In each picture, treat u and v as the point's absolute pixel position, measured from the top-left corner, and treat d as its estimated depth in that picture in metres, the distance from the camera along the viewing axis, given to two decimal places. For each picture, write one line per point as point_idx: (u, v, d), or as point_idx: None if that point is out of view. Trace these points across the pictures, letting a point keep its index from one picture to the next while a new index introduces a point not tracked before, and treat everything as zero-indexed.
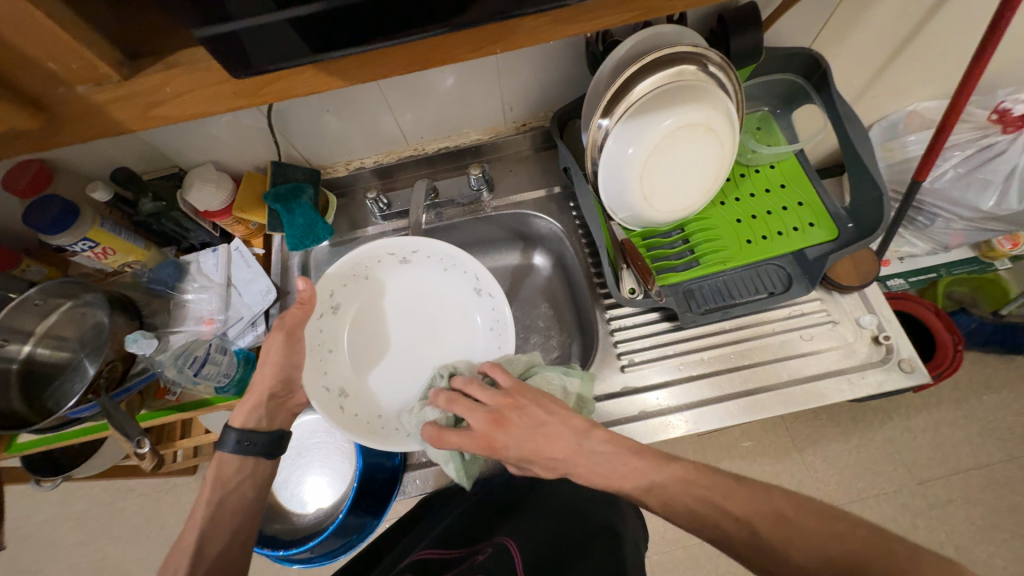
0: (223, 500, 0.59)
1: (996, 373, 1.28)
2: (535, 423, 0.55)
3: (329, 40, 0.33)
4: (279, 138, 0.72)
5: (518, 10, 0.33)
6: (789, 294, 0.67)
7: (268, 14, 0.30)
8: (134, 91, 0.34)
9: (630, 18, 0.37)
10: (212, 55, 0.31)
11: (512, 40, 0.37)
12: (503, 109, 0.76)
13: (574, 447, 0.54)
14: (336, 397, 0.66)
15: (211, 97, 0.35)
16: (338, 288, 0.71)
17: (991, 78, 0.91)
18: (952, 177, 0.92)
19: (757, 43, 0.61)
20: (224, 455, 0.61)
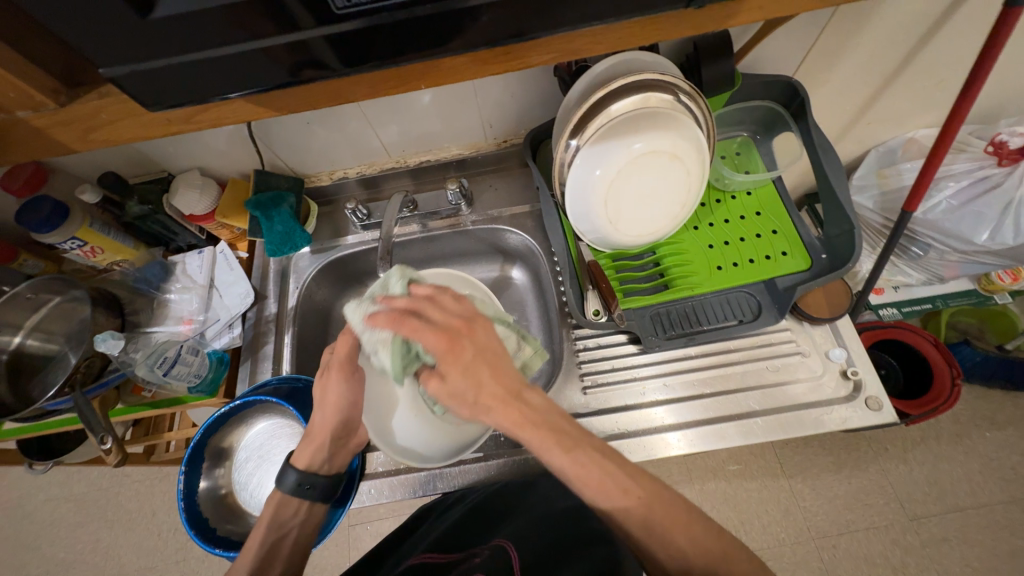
0: (276, 543, 0.60)
1: (1001, 409, 1.23)
2: (486, 355, 0.45)
3: (265, 72, 0.35)
4: (261, 147, 0.74)
5: (439, 49, 0.36)
6: (757, 323, 0.66)
7: (198, 52, 0.33)
8: (71, 117, 0.37)
9: (547, 60, 0.39)
10: (141, 90, 0.35)
11: (434, 78, 0.39)
12: (482, 126, 0.78)
13: (512, 395, 0.44)
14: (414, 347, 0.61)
15: (148, 123, 0.39)
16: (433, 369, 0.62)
17: (990, 108, 0.88)
18: (944, 208, 0.89)
19: (728, 71, 0.61)
20: (280, 496, 0.61)
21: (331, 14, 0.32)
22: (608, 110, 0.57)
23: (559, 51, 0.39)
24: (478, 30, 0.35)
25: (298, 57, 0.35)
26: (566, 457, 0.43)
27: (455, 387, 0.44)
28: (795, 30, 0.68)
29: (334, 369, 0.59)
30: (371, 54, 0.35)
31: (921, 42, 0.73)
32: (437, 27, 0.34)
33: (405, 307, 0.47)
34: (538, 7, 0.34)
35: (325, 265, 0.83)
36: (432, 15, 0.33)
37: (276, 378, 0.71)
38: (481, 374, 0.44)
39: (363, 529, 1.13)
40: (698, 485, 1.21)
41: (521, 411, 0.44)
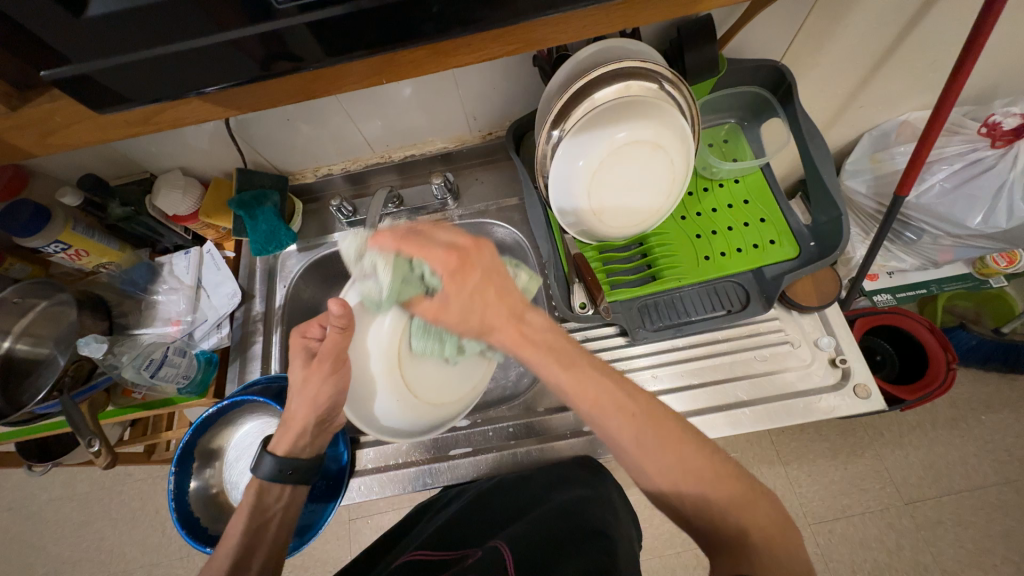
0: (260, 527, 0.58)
1: (998, 392, 1.23)
2: (497, 272, 0.51)
3: (220, 73, 0.35)
4: (242, 145, 0.73)
5: (401, 43, 0.35)
6: (745, 312, 0.66)
7: (142, 51, 0.32)
8: (26, 121, 0.37)
9: (508, 52, 0.38)
10: (92, 94, 0.34)
11: (396, 72, 0.39)
12: (466, 118, 0.76)
13: (516, 314, 0.50)
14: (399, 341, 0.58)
15: (106, 125, 0.39)
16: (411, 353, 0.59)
17: (983, 88, 0.87)
18: (937, 192, 0.88)
19: (712, 57, 0.59)
20: (261, 482, 0.60)
21: (271, 10, 0.32)
22: (590, 99, 0.56)
23: (519, 42, 0.38)
24: (437, 23, 0.34)
25: (254, 56, 0.34)
26: (563, 371, 0.47)
27: (453, 310, 0.52)
28: (782, 13, 0.66)
29: (325, 360, 0.56)
30: (323, 46, 0.34)
31: (912, 21, 0.71)
32: (388, 20, 0.33)
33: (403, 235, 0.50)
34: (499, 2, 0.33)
35: (312, 263, 0.83)
36: (379, 7, 0.32)
37: (265, 377, 0.72)
38: (485, 293, 0.51)
39: (362, 522, 1.15)
40: None
41: (522, 327, 0.50)
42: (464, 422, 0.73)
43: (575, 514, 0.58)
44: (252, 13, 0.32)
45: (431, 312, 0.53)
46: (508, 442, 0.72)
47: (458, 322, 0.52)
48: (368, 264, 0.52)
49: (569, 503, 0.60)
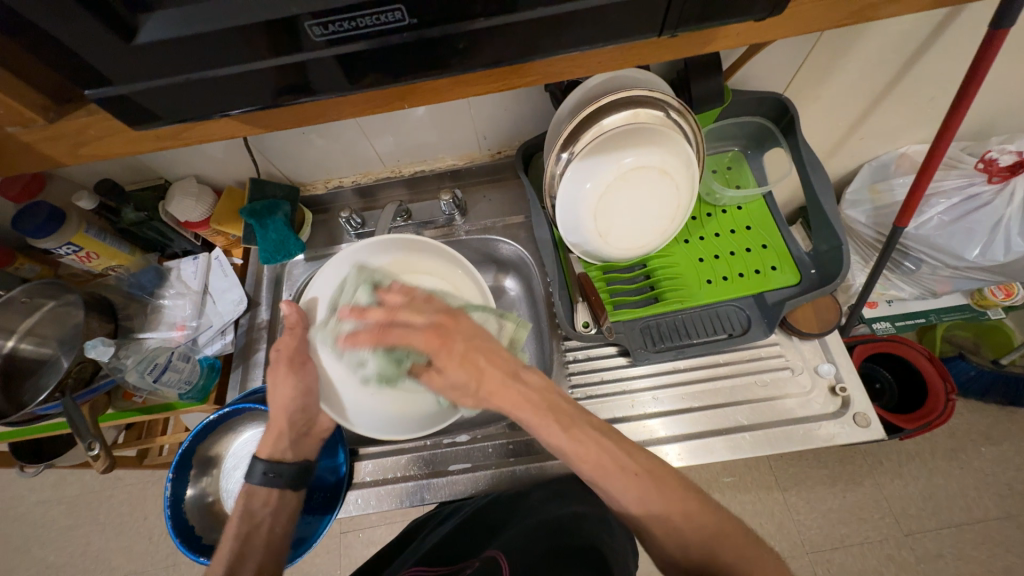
0: (249, 534, 0.61)
1: (995, 424, 1.24)
2: (471, 346, 0.55)
3: (250, 96, 0.36)
4: (257, 155, 0.75)
5: (426, 74, 0.37)
6: (747, 336, 0.67)
7: (177, 75, 0.34)
8: (61, 132, 0.38)
9: (524, 86, 0.40)
10: (127, 110, 0.36)
11: (414, 99, 0.40)
12: (475, 137, 0.78)
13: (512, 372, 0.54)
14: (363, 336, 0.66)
15: (139, 139, 0.40)
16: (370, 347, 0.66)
17: (980, 126, 0.90)
18: (935, 224, 0.88)
19: (719, 89, 0.61)
20: (251, 487, 0.63)
21: (309, 42, 0.33)
22: (598, 124, 0.58)
23: (533, 76, 0.40)
24: (458, 55, 0.35)
25: (282, 83, 0.36)
26: (565, 434, 0.52)
27: (455, 374, 0.53)
28: (785, 50, 0.69)
29: (281, 362, 0.64)
30: (349, 75, 0.36)
31: (911, 61, 0.74)
32: (415, 51, 0.34)
33: (381, 326, 0.55)
34: (516, 38, 0.35)
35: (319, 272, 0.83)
36: (405, 44, 0.34)
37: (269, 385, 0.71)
38: (476, 362, 0.54)
39: (354, 536, 1.13)
40: None
41: (518, 388, 0.53)
42: (462, 437, 0.73)
43: (566, 533, 0.57)
44: (284, 42, 0.33)
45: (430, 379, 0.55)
46: (507, 459, 0.71)
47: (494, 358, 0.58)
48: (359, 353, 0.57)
49: (566, 521, 0.59)
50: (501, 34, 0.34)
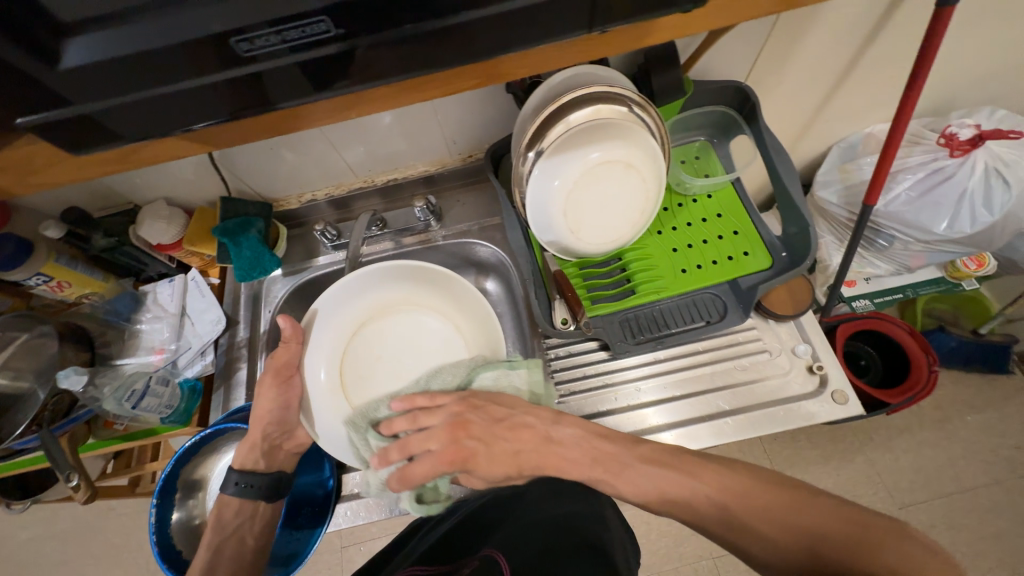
0: (221, 545, 0.64)
1: (979, 393, 1.26)
2: (495, 434, 0.61)
3: (198, 113, 0.36)
4: (225, 173, 0.75)
5: (373, 80, 0.37)
6: (724, 322, 0.68)
7: (119, 95, 0.34)
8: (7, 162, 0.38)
9: (473, 86, 0.40)
10: (72, 134, 0.35)
11: (366, 106, 0.40)
12: (445, 142, 0.79)
13: (544, 435, 0.61)
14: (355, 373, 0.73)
15: (90, 164, 0.40)
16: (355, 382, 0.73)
17: (940, 101, 0.92)
18: (904, 200, 0.90)
19: (678, 80, 0.62)
20: (224, 497, 0.66)
21: (248, 56, 0.33)
22: (565, 121, 0.58)
23: (483, 76, 0.40)
24: (401, 62, 0.36)
25: (228, 98, 0.36)
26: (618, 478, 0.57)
27: (488, 471, 0.61)
28: (742, 38, 0.70)
29: (268, 372, 0.67)
30: (296, 89, 0.36)
31: (867, 42, 0.76)
32: (358, 59, 0.35)
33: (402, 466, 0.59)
34: (458, 41, 0.35)
35: (297, 287, 0.83)
36: (346, 52, 0.34)
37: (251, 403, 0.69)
38: (504, 453, 0.61)
39: (355, 550, 1.12)
40: None
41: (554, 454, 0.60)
42: None
43: (567, 529, 0.59)
44: (226, 57, 0.33)
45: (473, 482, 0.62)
46: None
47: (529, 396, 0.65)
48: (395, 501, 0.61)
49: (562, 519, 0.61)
50: (442, 36, 0.35)
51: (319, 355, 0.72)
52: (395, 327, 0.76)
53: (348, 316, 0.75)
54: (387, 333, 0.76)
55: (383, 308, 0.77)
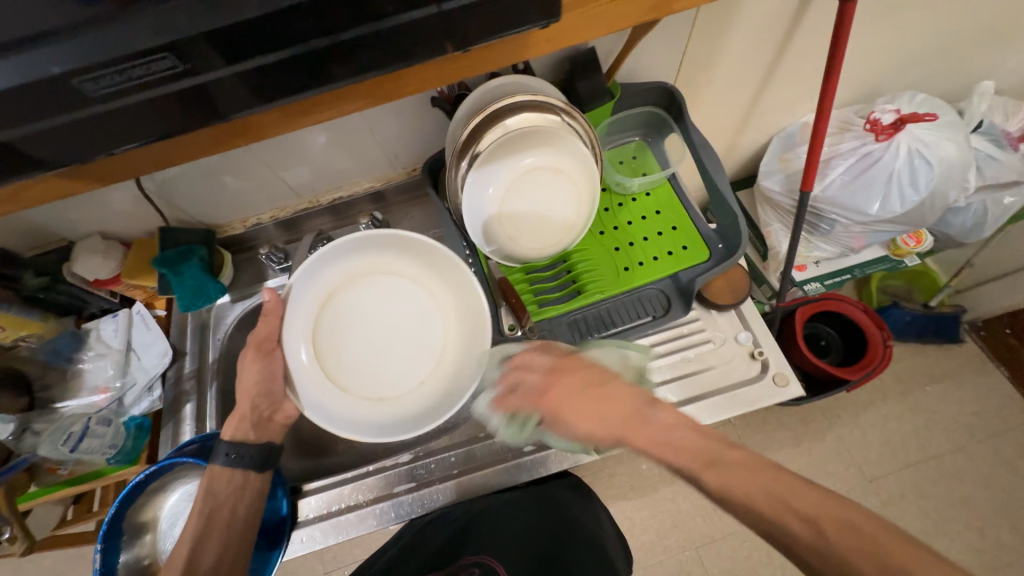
0: (213, 515, 0.62)
1: (936, 363, 1.31)
2: (593, 383, 0.53)
3: (67, 152, 0.34)
4: (159, 202, 0.73)
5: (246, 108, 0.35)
6: (667, 316, 0.70)
7: None
8: None
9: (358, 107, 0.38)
10: None
11: (255, 132, 0.39)
12: (386, 157, 0.79)
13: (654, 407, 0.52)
14: (331, 346, 0.68)
15: None
16: (334, 354, 0.68)
17: (865, 88, 0.96)
18: (839, 184, 0.94)
19: (602, 84, 0.64)
20: (212, 470, 0.63)
21: (100, 98, 0.31)
22: (503, 125, 0.60)
23: (364, 94, 0.38)
24: (277, 90, 0.34)
25: (96, 139, 0.34)
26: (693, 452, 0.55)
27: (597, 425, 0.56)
28: (665, 39, 0.72)
29: (250, 347, 0.65)
30: (169, 123, 0.34)
31: (786, 37, 0.79)
32: (225, 91, 0.33)
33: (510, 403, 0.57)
34: (328, 63, 0.33)
35: (246, 313, 0.81)
36: (206, 83, 0.32)
37: (201, 436, 0.67)
38: (597, 400, 0.52)
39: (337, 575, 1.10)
40: (669, 477, 1.22)
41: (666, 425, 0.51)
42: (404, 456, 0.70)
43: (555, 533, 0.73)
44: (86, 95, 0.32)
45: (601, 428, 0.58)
46: (451, 472, 0.69)
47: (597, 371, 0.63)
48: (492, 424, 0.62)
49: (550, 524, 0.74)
50: (305, 59, 0.33)
51: (295, 331, 0.67)
52: (374, 296, 0.70)
53: (320, 284, 0.68)
54: (364, 304, 0.70)
55: (362, 271, 0.70)
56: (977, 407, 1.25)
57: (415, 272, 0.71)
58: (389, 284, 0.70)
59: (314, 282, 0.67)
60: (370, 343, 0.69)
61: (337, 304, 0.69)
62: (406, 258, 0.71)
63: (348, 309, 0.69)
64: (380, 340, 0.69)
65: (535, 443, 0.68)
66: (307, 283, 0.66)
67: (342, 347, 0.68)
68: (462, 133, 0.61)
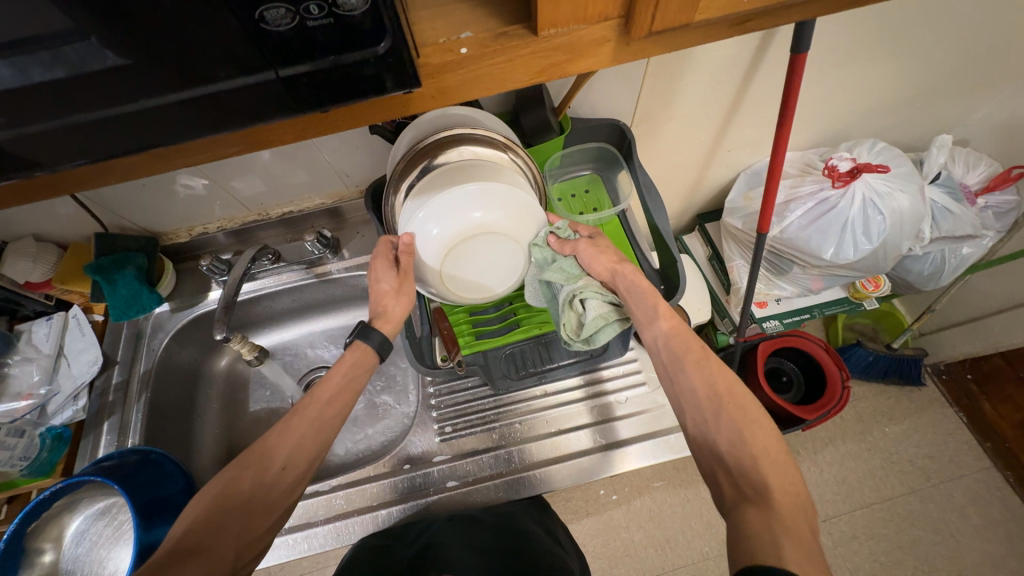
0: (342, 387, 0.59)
1: (897, 404, 1.31)
2: (611, 250, 0.65)
3: None
4: (96, 209, 0.72)
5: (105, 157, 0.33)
6: (603, 355, 0.70)
7: None
8: None
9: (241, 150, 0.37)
10: None
11: (128, 171, 0.37)
12: (337, 176, 0.78)
13: (621, 259, 0.64)
14: (448, 272, 0.62)
15: None
16: (454, 280, 0.63)
17: (826, 134, 0.97)
18: (796, 227, 0.94)
19: (545, 119, 0.64)
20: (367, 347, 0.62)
21: None
22: (458, 150, 0.60)
23: (251, 140, 0.36)
24: (118, 139, 0.31)
25: None
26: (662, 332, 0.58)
27: (589, 264, 0.64)
28: (619, 79, 0.73)
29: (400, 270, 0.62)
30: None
31: (744, 82, 0.80)
32: (63, 140, 0.31)
33: (571, 244, 0.64)
34: (180, 117, 0.31)
35: (185, 323, 0.80)
36: (43, 132, 0.30)
37: (123, 451, 0.65)
38: (605, 250, 0.65)
39: None
40: (624, 505, 1.21)
41: (629, 269, 0.63)
42: (327, 484, 0.68)
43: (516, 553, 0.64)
44: None
45: (595, 266, 0.64)
46: (371, 505, 0.67)
47: (595, 253, 0.64)
48: (557, 265, 0.64)
49: None
50: (156, 113, 0.30)
51: (419, 256, 0.61)
52: (485, 238, 0.60)
53: (438, 227, 0.59)
54: (476, 246, 0.61)
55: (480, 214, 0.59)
56: (934, 452, 1.25)
57: (514, 221, 0.61)
58: (492, 228, 0.60)
59: (444, 211, 0.58)
60: (478, 267, 0.63)
61: (453, 251, 0.61)
62: (508, 202, 0.60)
63: (464, 246, 0.60)
64: (486, 263, 0.63)
65: (460, 478, 0.68)
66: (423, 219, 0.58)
67: (459, 270, 0.62)
68: (408, 154, 0.61)
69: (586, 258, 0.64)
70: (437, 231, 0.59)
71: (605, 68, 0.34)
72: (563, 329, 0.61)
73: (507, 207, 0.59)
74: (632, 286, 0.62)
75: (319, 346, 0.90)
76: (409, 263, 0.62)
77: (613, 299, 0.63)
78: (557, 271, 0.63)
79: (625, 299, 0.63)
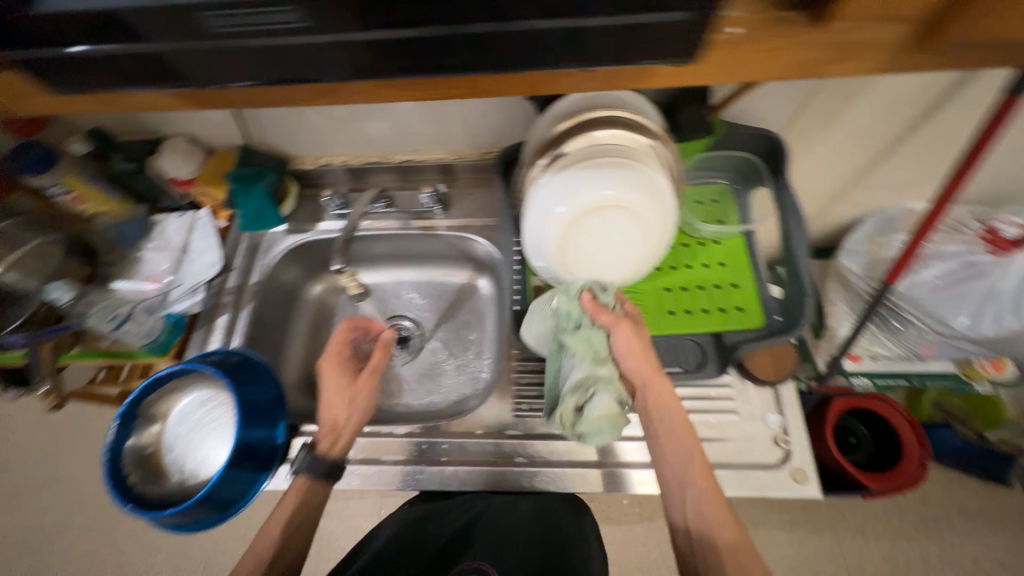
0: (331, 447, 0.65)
1: (973, 499, 1.19)
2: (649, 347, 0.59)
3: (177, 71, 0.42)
4: (245, 124, 0.77)
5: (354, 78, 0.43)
6: (696, 374, 0.66)
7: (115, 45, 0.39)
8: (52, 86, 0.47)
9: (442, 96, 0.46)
10: (80, 73, 0.42)
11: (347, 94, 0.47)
12: (465, 134, 0.79)
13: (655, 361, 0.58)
14: (564, 252, 0.62)
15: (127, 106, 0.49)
16: (568, 260, 0.63)
17: (988, 191, 0.87)
18: (928, 286, 0.85)
19: (702, 118, 0.62)
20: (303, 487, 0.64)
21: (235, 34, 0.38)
22: (603, 131, 0.58)
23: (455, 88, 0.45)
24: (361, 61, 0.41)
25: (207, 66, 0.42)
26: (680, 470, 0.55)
27: (620, 348, 0.58)
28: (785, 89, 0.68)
29: (365, 373, 0.69)
30: (265, 72, 0.42)
31: (921, 116, 0.72)
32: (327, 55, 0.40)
33: (609, 322, 0.58)
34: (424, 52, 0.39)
35: (296, 246, 0.84)
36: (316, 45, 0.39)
37: (224, 350, 0.69)
38: (643, 343, 0.58)
39: None
40: (648, 522, 1.18)
41: (661, 378, 0.57)
42: (400, 428, 0.71)
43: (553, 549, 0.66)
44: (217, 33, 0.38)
45: (624, 353, 0.58)
46: (437, 457, 0.69)
47: (633, 342, 0.57)
48: (582, 335, 0.59)
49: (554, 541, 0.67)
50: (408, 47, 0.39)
51: (539, 233, 0.61)
52: (608, 220, 0.59)
53: (563, 205, 0.58)
54: (597, 227, 0.60)
55: (608, 195, 0.57)
56: (1003, 559, 1.13)
57: (645, 201, 0.58)
58: (618, 209, 0.59)
59: (571, 190, 0.58)
60: (594, 249, 0.62)
61: (575, 229, 0.60)
62: (640, 181, 0.58)
63: (586, 228, 0.60)
64: (603, 248, 0.62)
65: (528, 456, 0.69)
66: (551, 196, 0.59)
67: (574, 251, 0.62)
68: (554, 128, 0.60)
69: (619, 339, 0.58)
70: (562, 210, 0.58)
71: (875, 66, 0.41)
72: (561, 413, 0.57)
73: (638, 190, 0.58)
74: (658, 398, 0.57)
75: (407, 296, 0.91)
76: (373, 362, 0.71)
77: (623, 399, 0.58)
78: (581, 344, 0.58)
79: (644, 407, 0.57)
